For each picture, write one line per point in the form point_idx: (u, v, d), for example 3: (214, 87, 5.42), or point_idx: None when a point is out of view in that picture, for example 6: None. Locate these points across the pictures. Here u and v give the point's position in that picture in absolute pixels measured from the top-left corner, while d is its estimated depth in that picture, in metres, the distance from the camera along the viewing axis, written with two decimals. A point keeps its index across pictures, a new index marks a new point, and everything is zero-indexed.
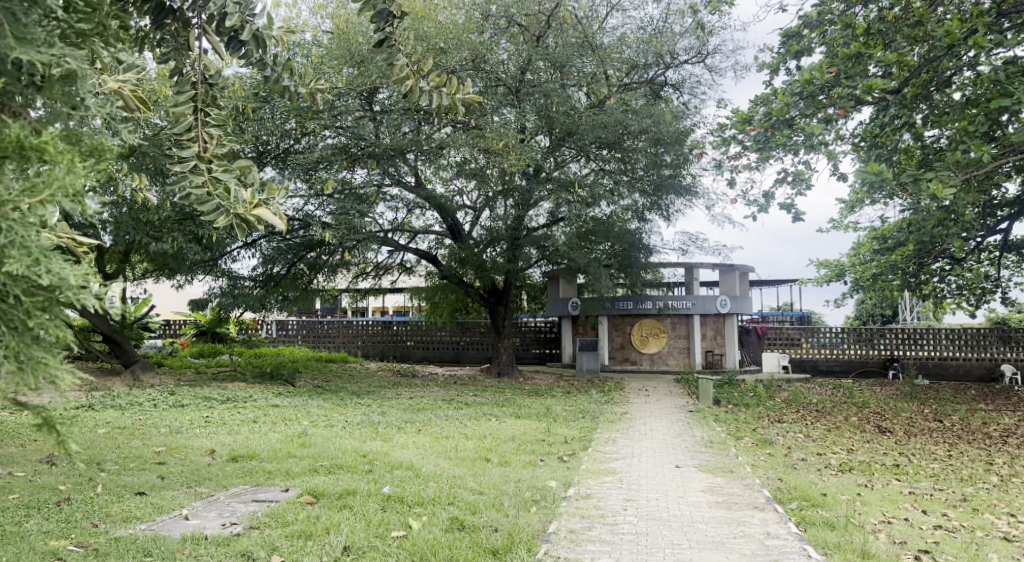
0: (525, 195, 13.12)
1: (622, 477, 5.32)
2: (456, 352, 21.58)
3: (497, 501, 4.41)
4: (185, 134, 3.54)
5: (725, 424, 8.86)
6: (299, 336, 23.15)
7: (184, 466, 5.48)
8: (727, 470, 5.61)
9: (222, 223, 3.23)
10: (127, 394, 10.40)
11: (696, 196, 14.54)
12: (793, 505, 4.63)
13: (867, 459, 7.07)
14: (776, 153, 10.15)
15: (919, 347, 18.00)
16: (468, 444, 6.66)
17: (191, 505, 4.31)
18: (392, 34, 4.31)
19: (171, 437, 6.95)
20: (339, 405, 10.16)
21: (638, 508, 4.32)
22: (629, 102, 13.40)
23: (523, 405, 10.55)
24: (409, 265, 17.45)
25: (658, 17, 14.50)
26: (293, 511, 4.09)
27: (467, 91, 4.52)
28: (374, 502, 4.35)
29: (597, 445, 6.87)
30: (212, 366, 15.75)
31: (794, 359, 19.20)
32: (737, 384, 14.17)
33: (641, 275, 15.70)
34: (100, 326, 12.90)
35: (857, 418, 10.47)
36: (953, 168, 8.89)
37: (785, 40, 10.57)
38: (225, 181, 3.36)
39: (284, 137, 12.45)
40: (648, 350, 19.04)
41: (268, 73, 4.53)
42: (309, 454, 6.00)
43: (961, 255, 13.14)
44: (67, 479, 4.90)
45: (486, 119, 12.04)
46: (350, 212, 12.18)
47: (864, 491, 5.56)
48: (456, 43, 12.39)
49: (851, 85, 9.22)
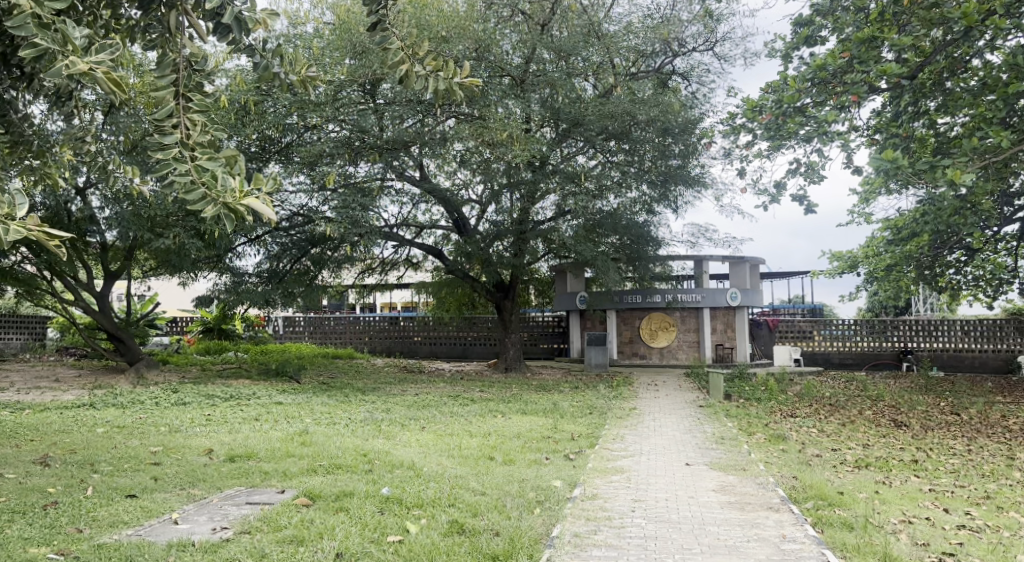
0: (531, 187, 12.90)
1: (631, 475, 5.13)
2: (463, 348, 21.48)
3: (500, 503, 4.23)
4: (167, 121, 3.38)
5: (735, 419, 8.67)
6: (307, 334, 22.96)
7: (179, 467, 5.32)
8: (739, 468, 5.41)
9: (209, 213, 2.99)
10: (130, 392, 10.31)
11: (705, 187, 14.28)
12: (808, 504, 4.43)
13: (883, 455, 6.84)
14: (787, 141, 9.87)
15: (934, 339, 17.68)
16: (472, 442, 6.48)
17: (182, 508, 4.17)
18: (386, 17, 4.15)
19: (171, 436, 6.82)
20: (343, 402, 10.03)
21: (647, 510, 4.13)
22: (636, 92, 13.14)
23: (529, 401, 10.36)
24: (415, 261, 17.31)
25: (665, 5, 14.24)
26: (286, 514, 3.94)
27: (465, 74, 4.33)
28: (372, 504, 4.19)
29: (605, 442, 6.69)
30: (218, 363, 15.68)
31: (806, 352, 18.90)
32: (747, 378, 13.92)
33: (650, 268, 15.45)
34: (104, 323, 12.86)
35: (872, 412, 10.24)
36: (971, 154, 8.57)
37: (796, 25, 10.28)
38: (212, 170, 3.13)
39: (285, 131, 12.32)
40: (657, 344, 18.82)
41: (256, 58, 4.36)
42: (308, 453, 5.85)
43: (978, 245, 12.84)
44: (58, 481, 4.77)
45: (490, 110, 11.82)
46: (352, 206, 11.98)
47: (882, 488, 5.34)
48: (458, 32, 12.17)
49: (864, 70, 8.91)
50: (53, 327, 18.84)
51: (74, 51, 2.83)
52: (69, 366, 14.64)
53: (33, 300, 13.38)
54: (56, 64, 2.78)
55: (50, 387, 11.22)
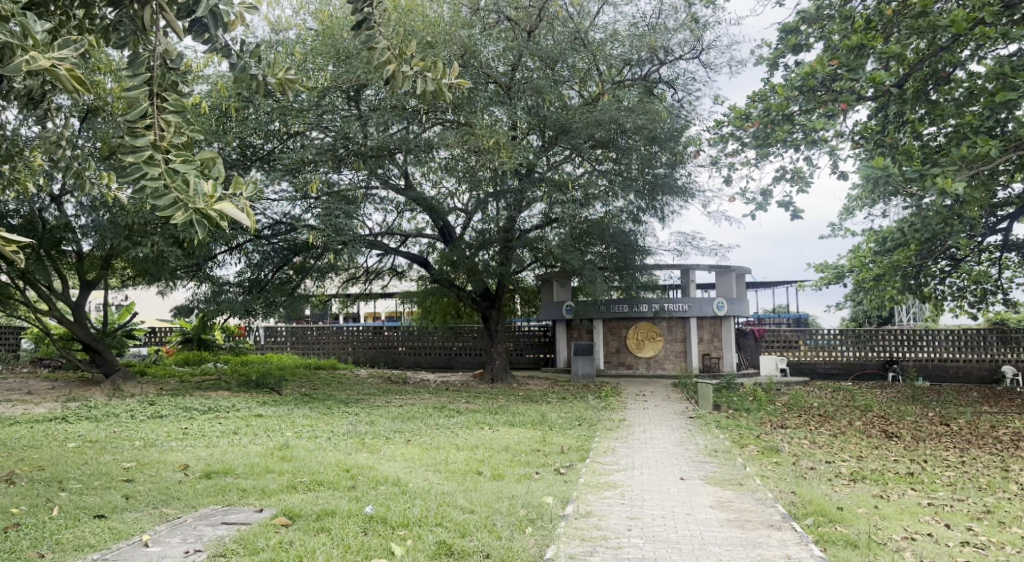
0: (517, 196, 12.86)
1: (624, 491, 4.97)
2: (449, 358, 21.24)
3: (489, 522, 4.04)
4: (139, 121, 3.13)
5: (727, 430, 8.55)
6: (288, 343, 22.57)
7: (152, 485, 5.06)
8: (735, 483, 5.26)
9: (178, 220, 2.68)
10: (104, 405, 9.97)
11: (693, 196, 14.22)
12: (808, 520, 4.30)
13: (878, 467, 6.74)
14: (775, 148, 9.78)
15: (918, 348, 17.75)
16: (459, 456, 6.28)
17: (154, 529, 3.91)
18: (372, 14, 4.00)
19: (146, 451, 6.55)
20: (325, 414, 9.77)
21: (644, 528, 3.96)
22: (623, 99, 13.09)
23: (517, 412, 10.15)
24: (400, 270, 17.09)
25: (651, 13, 14.22)
26: (265, 534, 3.73)
27: (454, 75, 4.15)
28: (355, 524, 3.99)
29: (596, 455, 6.53)
30: (197, 375, 15.27)
31: (792, 361, 18.90)
32: (735, 387, 13.85)
33: (637, 278, 15.36)
34: (79, 334, 12.49)
35: (861, 422, 10.17)
36: (959, 163, 8.52)
37: (783, 33, 10.11)
38: (184, 173, 2.85)
39: (269, 138, 12.09)
40: (644, 353, 18.73)
41: (233, 60, 4.13)
42: (288, 469, 5.62)
43: (963, 255, 12.88)
44: (23, 501, 4.50)
45: (476, 117, 11.68)
46: (336, 214, 11.72)
47: (881, 502, 5.23)
48: (444, 37, 12.05)
49: (853, 78, 8.85)
50: (27, 338, 18.36)
51: (36, 45, 2.60)
52: (43, 378, 14.19)
53: (7, 310, 12.99)
54: (15, 60, 2.56)
55: (22, 400, 10.83)
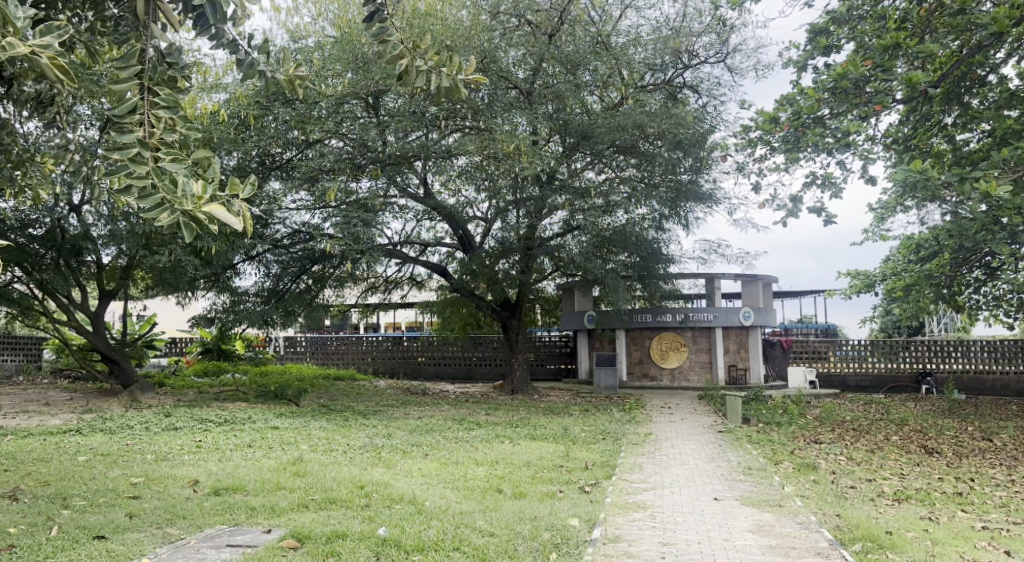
0: (539, 203, 12.50)
1: (654, 513, 4.65)
2: (468, 369, 21.04)
3: (510, 546, 3.76)
4: (128, 117, 2.94)
5: (759, 446, 8.17)
6: (308, 354, 22.49)
7: (159, 502, 4.85)
8: (773, 504, 4.91)
9: (164, 221, 2.46)
10: (119, 417, 9.82)
11: (718, 203, 13.82)
12: (856, 546, 3.94)
13: (924, 486, 6.32)
14: (805, 153, 9.37)
15: (952, 360, 17.09)
16: (478, 472, 6.00)
17: (155, 552, 3.69)
18: (384, 7, 3.79)
19: (157, 465, 6.35)
20: (343, 426, 9.55)
21: (678, 556, 3.65)
22: (646, 104, 12.75)
23: (538, 425, 9.83)
24: (420, 279, 16.97)
25: (675, 16, 13.91)
26: (270, 558, 3.49)
27: (470, 69, 3.89)
28: (367, 547, 3.73)
29: (623, 472, 6.20)
30: (216, 385, 15.21)
31: (821, 373, 18.34)
32: (764, 399, 13.38)
33: (660, 286, 15.00)
34: (99, 345, 12.49)
35: (900, 437, 9.71)
36: (1002, 166, 8.05)
37: (813, 35, 9.67)
38: (174, 172, 2.65)
39: (288, 146, 11.98)
40: (667, 364, 18.30)
41: (240, 55, 3.89)
42: (300, 485, 5.38)
43: (1003, 263, 12.34)
44: (22, 519, 4.31)
45: (496, 122, 11.44)
46: (353, 223, 11.51)
47: (931, 526, 4.84)
48: (463, 42, 11.89)
49: (888, 77, 8.43)
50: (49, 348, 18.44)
51: (14, 32, 2.39)
52: (62, 389, 14.20)
53: (29, 320, 13.03)
54: None
55: (39, 412, 10.77)
